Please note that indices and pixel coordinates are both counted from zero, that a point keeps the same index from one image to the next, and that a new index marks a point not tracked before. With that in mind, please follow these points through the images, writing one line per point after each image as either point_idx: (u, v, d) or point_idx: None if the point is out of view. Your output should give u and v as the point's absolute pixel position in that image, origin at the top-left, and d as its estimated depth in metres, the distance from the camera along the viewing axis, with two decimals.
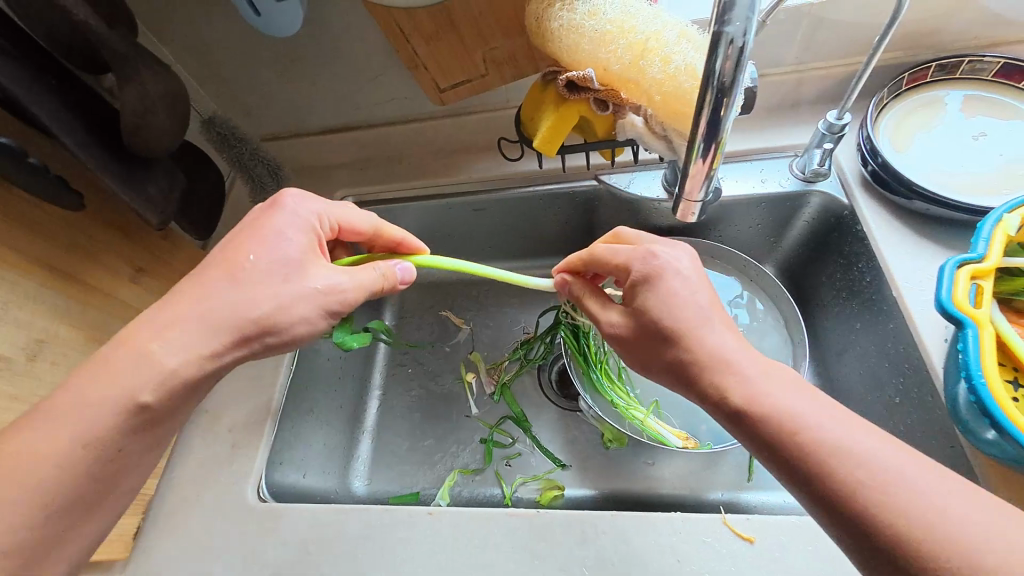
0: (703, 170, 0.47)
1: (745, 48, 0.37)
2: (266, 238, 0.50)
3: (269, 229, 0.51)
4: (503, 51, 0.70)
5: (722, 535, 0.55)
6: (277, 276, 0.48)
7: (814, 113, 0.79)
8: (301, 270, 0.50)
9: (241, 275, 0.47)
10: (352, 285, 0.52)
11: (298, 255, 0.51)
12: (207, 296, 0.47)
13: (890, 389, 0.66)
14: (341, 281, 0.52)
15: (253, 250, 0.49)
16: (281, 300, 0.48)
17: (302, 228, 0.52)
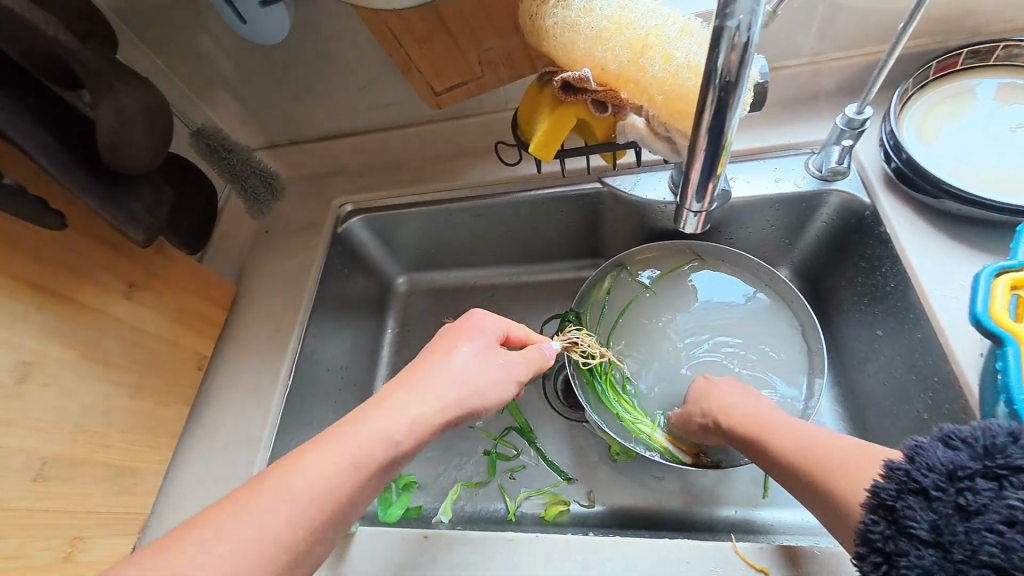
0: (707, 177, 0.43)
1: (751, 42, 0.34)
2: (458, 337, 0.51)
3: (466, 341, 0.51)
4: (499, 51, 0.67)
5: (733, 564, 0.51)
6: (482, 375, 0.49)
7: (833, 107, 0.74)
8: (489, 363, 0.50)
9: (433, 368, 0.47)
10: (525, 362, 0.53)
11: (484, 353, 0.50)
12: (436, 395, 0.45)
13: (917, 403, 0.61)
14: (519, 361, 0.52)
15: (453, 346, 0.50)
16: (480, 383, 0.48)
17: (489, 338, 0.52)
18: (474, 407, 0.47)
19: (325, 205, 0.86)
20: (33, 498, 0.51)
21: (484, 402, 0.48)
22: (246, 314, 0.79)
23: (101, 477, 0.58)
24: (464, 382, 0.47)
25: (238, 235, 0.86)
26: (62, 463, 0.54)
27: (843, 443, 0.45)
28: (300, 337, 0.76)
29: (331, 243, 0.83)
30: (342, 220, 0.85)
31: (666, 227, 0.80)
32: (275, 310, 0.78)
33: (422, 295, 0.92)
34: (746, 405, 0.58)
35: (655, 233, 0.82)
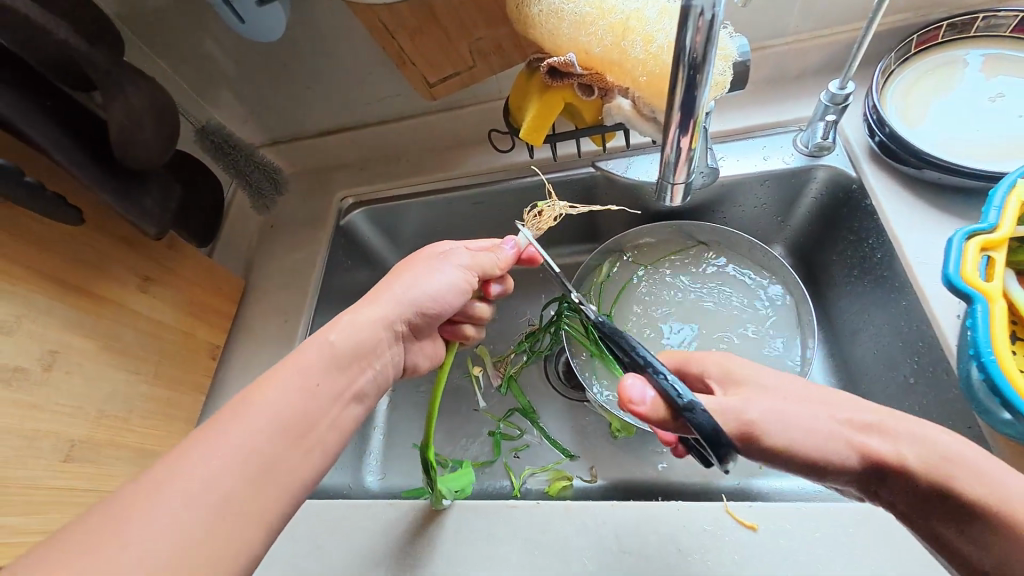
0: (685, 153, 0.45)
1: (716, 20, 0.35)
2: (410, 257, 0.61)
3: (422, 258, 0.59)
4: (489, 41, 0.69)
5: (726, 524, 0.54)
6: (425, 280, 0.56)
7: (819, 84, 0.75)
8: (429, 263, 0.57)
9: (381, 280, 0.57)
10: (469, 259, 0.59)
11: (427, 258, 0.58)
12: (381, 293, 0.54)
13: (904, 368, 0.64)
14: (460, 258, 0.59)
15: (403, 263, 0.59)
16: (413, 279, 0.55)
17: (435, 249, 0.60)
18: (405, 295, 0.54)
19: (328, 200, 0.89)
20: (62, 478, 0.55)
21: (419, 291, 0.55)
22: (256, 306, 0.82)
23: (124, 459, 0.61)
24: (400, 280, 0.55)
25: (247, 230, 0.89)
26: (88, 446, 0.57)
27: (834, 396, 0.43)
28: (309, 326, 0.79)
29: (334, 236, 0.86)
30: (345, 213, 0.88)
31: (659, 208, 0.82)
32: (283, 302, 0.81)
33: None
34: (779, 397, 0.42)
35: (649, 215, 0.83)
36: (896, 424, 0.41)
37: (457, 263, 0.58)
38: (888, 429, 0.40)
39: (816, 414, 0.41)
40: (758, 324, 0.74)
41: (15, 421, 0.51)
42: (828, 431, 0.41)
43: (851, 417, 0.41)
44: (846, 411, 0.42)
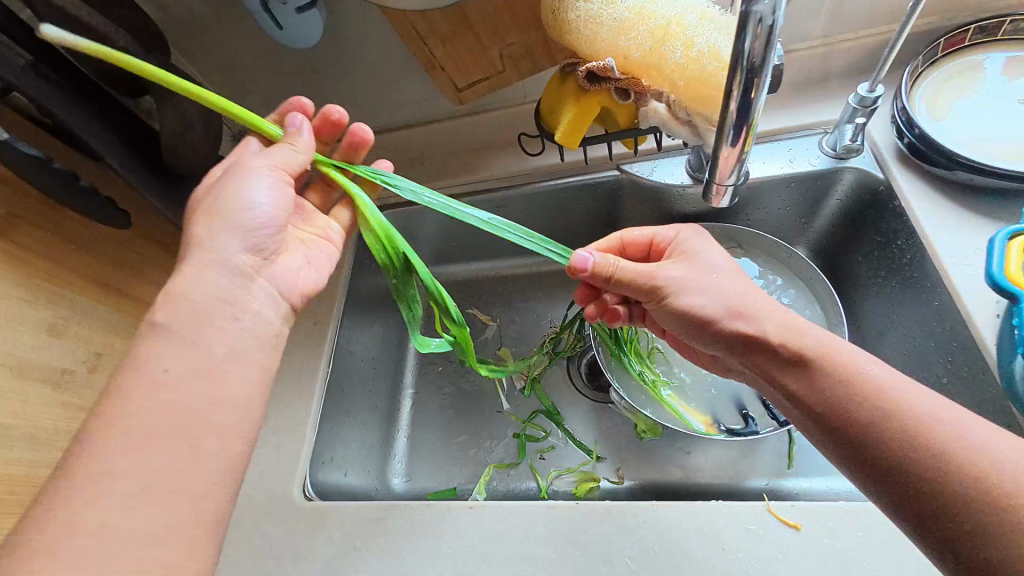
0: (733, 152, 0.47)
1: (775, 27, 0.37)
2: (232, 204, 0.48)
3: (240, 226, 0.48)
4: (519, 46, 0.70)
5: (767, 523, 0.54)
6: (251, 202, 0.49)
7: (843, 88, 0.76)
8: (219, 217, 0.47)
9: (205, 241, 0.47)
10: (254, 199, 0.49)
11: (260, 199, 0.50)
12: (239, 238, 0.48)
13: (936, 368, 0.64)
14: (254, 204, 0.49)
15: (228, 213, 0.48)
16: (252, 221, 0.49)
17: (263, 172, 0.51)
18: (237, 244, 0.48)
19: None
20: None
21: (256, 228, 0.49)
22: None
23: None
24: (253, 221, 0.49)
25: None
26: None
27: (910, 396, 0.44)
28: (335, 333, 0.80)
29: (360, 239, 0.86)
30: None
31: (683, 211, 0.83)
32: (311, 305, 0.82)
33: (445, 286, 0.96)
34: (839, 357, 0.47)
35: (674, 216, 0.84)
36: (906, 392, 0.44)
37: (242, 220, 0.48)
38: (891, 385, 0.45)
39: (837, 346, 0.49)
40: None
41: (60, 422, 0.51)
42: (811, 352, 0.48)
43: (902, 402, 0.43)
44: (902, 397, 0.44)
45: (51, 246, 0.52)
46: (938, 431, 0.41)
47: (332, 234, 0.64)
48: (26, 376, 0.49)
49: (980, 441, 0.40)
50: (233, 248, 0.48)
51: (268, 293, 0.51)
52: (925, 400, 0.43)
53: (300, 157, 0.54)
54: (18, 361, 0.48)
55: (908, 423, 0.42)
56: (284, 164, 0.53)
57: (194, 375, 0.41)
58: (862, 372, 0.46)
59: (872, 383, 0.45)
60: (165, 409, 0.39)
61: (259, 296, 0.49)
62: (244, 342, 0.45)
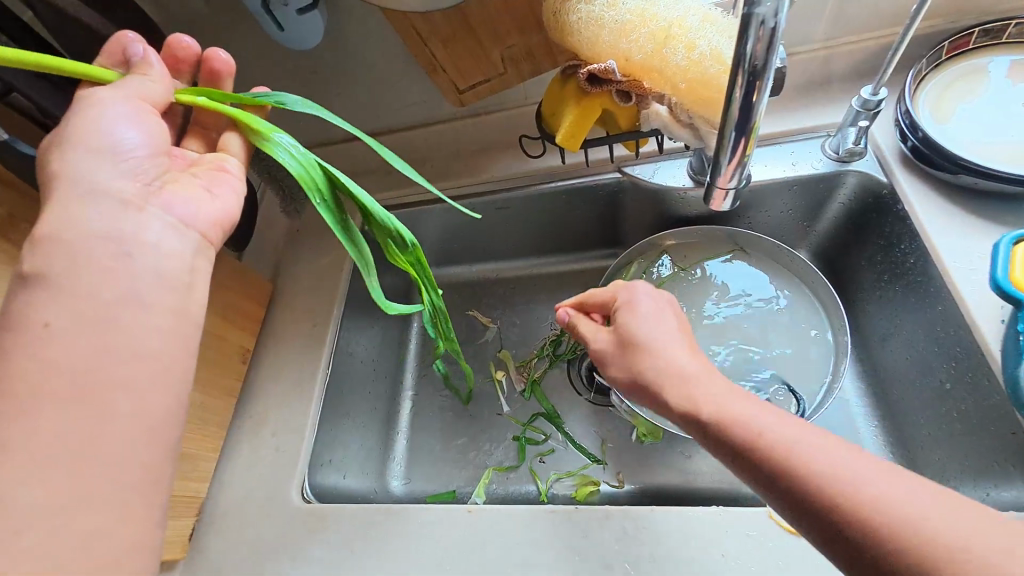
0: (733, 157, 0.47)
1: (777, 29, 0.37)
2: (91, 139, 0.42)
3: (106, 160, 0.42)
4: (520, 48, 0.69)
5: (770, 529, 0.53)
6: (115, 133, 0.43)
7: (845, 91, 0.76)
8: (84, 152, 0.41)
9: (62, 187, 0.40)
10: (123, 133, 0.43)
11: (125, 128, 0.43)
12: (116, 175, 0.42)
13: (939, 373, 0.64)
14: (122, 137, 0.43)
15: (87, 153, 0.41)
16: (121, 155, 0.43)
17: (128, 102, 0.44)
18: (115, 181, 0.42)
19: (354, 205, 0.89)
20: None
21: (132, 160, 0.43)
22: (286, 309, 0.82)
23: None
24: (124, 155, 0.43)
25: (273, 237, 0.89)
26: None
27: (843, 469, 0.37)
28: (335, 333, 0.79)
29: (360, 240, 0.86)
30: None
31: (684, 213, 0.82)
32: (312, 306, 0.81)
33: (446, 288, 0.96)
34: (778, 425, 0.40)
35: (676, 219, 0.83)
36: (848, 463, 0.37)
37: (118, 153, 0.42)
38: (832, 463, 0.37)
39: (718, 393, 0.44)
40: (784, 331, 0.74)
41: None
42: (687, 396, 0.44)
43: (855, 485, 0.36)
44: (849, 475, 0.36)
45: None
46: (894, 516, 0.34)
47: (229, 166, 0.53)
48: None
49: (869, 487, 0.36)
50: (111, 178, 0.42)
51: (164, 222, 0.43)
52: (870, 473, 0.36)
53: (163, 85, 0.47)
54: None
55: (825, 471, 0.37)
56: (142, 93, 0.45)
57: (91, 356, 0.36)
58: (777, 422, 0.40)
59: (765, 427, 0.40)
60: (66, 390, 0.34)
61: (149, 225, 0.42)
62: (151, 288, 0.40)
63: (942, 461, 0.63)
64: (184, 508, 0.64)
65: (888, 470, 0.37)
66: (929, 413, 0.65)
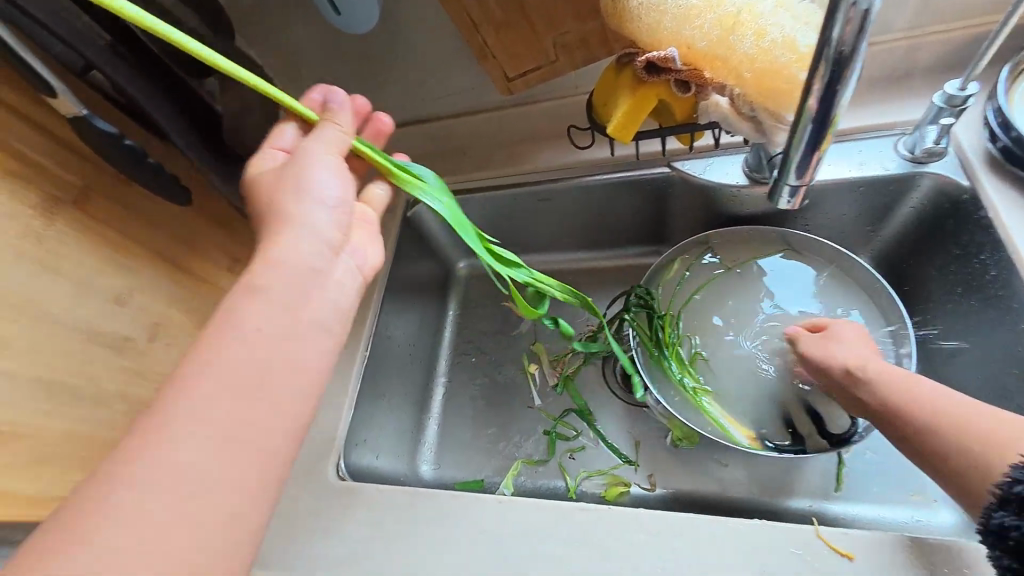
0: (807, 152, 0.43)
1: (870, 11, 0.34)
2: (301, 188, 0.46)
3: (313, 208, 0.46)
4: (574, 35, 0.67)
5: (815, 549, 0.51)
6: (317, 182, 0.46)
7: (927, 85, 0.70)
8: (298, 197, 0.46)
9: (279, 231, 0.44)
10: (333, 190, 0.47)
11: (332, 179, 0.47)
12: (312, 227, 0.45)
13: (1019, 398, 0.59)
14: (331, 192, 0.47)
15: (298, 201, 0.46)
16: (325, 203, 0.47)
17: (330, 150, 0.48)
18: (322, 229, 0.46)
19: (397, 190, 0.90)
20: None
21: (333, 213, 0.47)
22: None
23: None
24: (327, 207, 0.47)
25: None
26: None
27: (938, 400, 0.48)
28: (376, 315, 0.80)
29: (402, 226, 0.87)
30: (412, 205, 0.88)
31: (736, 212, 0.78)
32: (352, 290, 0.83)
33: (483, 279, 0.96)
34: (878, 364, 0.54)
35: (726, 217, 0.79)
36: (947, 401, 0.48)
37: (323, 202, 0.47)
38: (935, 398, 0.48)
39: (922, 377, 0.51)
40: None
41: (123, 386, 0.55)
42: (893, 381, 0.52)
43: (962, 416, 0.46)
44: (945, 408, 0.48)
45: (119, 219, 0.55)
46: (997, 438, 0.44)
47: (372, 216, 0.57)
48: (93, 340, 0.52)
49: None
50: (323, 221, 0.46)
51: (348, 266, 0.49)
52: (973, 407, 0.47)
53: (348, 137, 0.50)
54: (87, 326, 0.52)
55: (977, 440, 0.45)
56: (336, 145, 0.49)
57: None
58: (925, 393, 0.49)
59: (925, 402, 0.49)
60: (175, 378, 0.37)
61: (338, 270, 0.47)
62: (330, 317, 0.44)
63: None
64: None
65: (982, 405, 0.47)
66: None
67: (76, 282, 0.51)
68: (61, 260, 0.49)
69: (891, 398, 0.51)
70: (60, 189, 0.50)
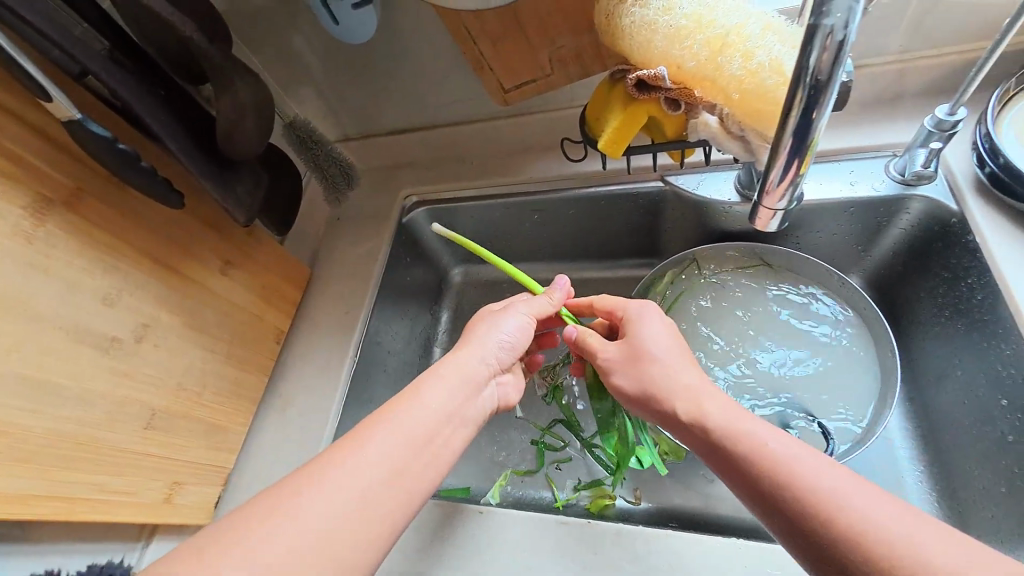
0: (786, 175, 0.44)
1: (845, 41, 0.35)
2: (491, 322, 0.59)
3: (495, 341, 0.57)
4: (570, 50, 0.68)
5: (792, 570, 0.51)
6: (503, 331, 0.58)
7: (919, 108, 0.70)
8: (481, 328, 0.58)
9: (466, 343, 0.57)
10: (513, 334, 0.59)
11: (512, 332, 0.59)
12: (478, 344, 0.56)
13: (1002, 424, 0.58)
14: (509, 333, 0.59)
15: (485, 329, 0.58)
16: (501, 337, 0.58)
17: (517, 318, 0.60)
18: (484, 347, 0.56)
19: (393, 197, 0.91)
20: (148, 444, 0.59)
21: (500, 353, 0.58)
22: (321, 294, 0.84)
23: (194, 430, 0.65)
24: (501, 343, 0.58)
25: (313, 222, 0.92)
26: (167, 416, 0.61)
27: (776, 455, 0.40)
28: (366, 320, 0.81)
29: (395, 232, 0.88)
30: (407, 211, 0.89)
31: (728, 228, 0.79)
32: (344, 294, 0.83)
33: (477, 287, 0.96)
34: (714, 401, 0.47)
35: (719, 232, 0.80)
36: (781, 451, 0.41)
37: (497, 343, 0.57)
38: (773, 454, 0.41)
39: (714, 408, 0.46)
40: (826, 358, 0.70)
41: (109, 386, 0.55)
42: (710, 427, 0.45)
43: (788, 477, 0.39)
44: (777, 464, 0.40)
45: (111, 220, 0.56)
46: (826, 507, 0.37)
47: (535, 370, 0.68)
48: (80, 340, 0.53)
49: (860, 511, 0.36)
50: (488, 357, 0.56)
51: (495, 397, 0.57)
52: (811, 464, 0.39)
53: (552, 308, 0.63)
54: (74, 325, 0.52)
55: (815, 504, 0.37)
56: (537, 308, 0.62)
57: None
58: (751, 435, 0.43)
59: (758, 451, 0.41)
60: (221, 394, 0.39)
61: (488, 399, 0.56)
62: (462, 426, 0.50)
63: (996, 521, 0.57)
64: (213, 476, 0.68)
65: (823, 460, 0.40)
66: (984, 466, 0.60)
67: (64, 282, 0.51)
68: (50, 259, 0.50)
69: (733, 444, 0.43)
70: (50, 190, 0.50)
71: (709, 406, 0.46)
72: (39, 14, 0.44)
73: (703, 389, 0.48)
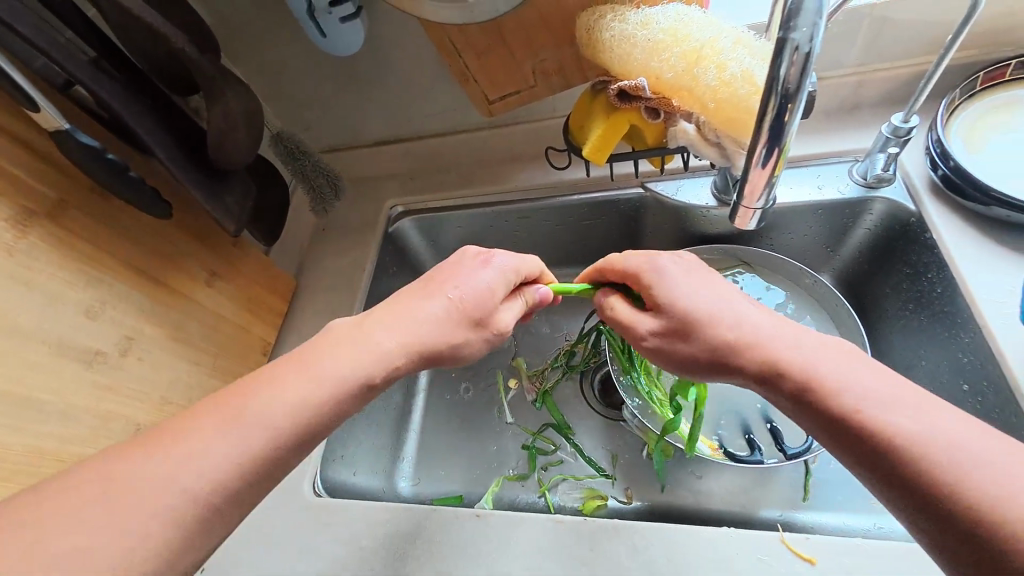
0: (763, 177, 0.47)
1: (811, 54, 0.39)
2: (412, 305, 0.49)
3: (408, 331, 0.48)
4: (552, 62, 0.71)
5: (781, 555, 0.53)
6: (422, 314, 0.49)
7: (876, 117, 0.75)
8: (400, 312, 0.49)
9: (371, 330, 0.48)
10: (432, 321, 0.48)
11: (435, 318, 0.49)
12: (387, 331, 0.48)
13: (965, 408, 0.62)
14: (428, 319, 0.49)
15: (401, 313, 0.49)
16: (419, 326, 0.48)
17: (443, 303, 0.49)
18: (394, 336, 0.47)
19: (379, 207, 0.91)
20: None
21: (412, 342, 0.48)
22: (308, 304, 0.84)
23: None
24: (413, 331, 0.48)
25: (299, 234, 0.92)
26: (152, 431, 0.60)
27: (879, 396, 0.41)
28: None
29: (381, 243, 0.88)
30: (394, 221, 0.90)
31: (706, 232, 0.82)
32: (332, 304, 0.83)
33: None
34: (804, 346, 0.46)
35: (697, 236, 0.83)
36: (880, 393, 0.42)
37: (405, 331, 0.48)
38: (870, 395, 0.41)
39: (797, 348, 0.46)
40: None
41: (93, 401, 0.54)
42: (797, 372, 0.44)
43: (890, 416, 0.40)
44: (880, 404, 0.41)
45: (96, 232, 0.55)
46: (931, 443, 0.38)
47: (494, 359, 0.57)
48: (63, 354, 0.51)
49: (955, 444, 0.38)
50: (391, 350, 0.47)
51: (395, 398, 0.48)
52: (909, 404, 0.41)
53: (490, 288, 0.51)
54: (56, 339, 0.51)
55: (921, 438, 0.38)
56: (475, 289, 0.51)
57: None
58: (842, 376, 0.43)
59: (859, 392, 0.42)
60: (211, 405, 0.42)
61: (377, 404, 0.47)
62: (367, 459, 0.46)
63: None
64: None
65: (921, 401, 0.41)
66: None
67: (47, 296, 0.50)
68: (33, 272, 0.49)
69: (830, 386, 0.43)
70: (34, 202, 0.50)
71: (795, 352, 0.46)
72: (27, 24, 0.44)
73: (788, 336, 0.47)
